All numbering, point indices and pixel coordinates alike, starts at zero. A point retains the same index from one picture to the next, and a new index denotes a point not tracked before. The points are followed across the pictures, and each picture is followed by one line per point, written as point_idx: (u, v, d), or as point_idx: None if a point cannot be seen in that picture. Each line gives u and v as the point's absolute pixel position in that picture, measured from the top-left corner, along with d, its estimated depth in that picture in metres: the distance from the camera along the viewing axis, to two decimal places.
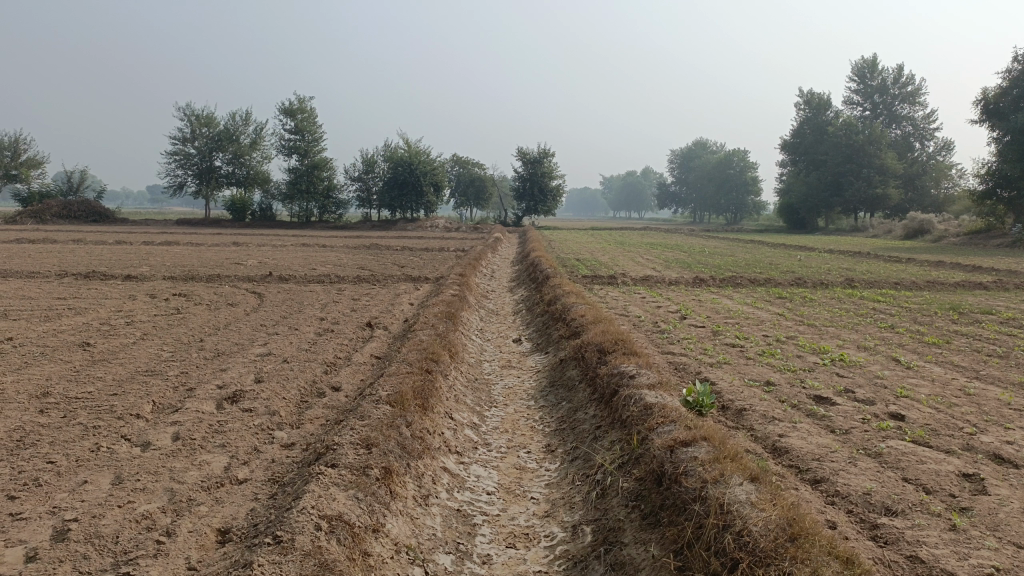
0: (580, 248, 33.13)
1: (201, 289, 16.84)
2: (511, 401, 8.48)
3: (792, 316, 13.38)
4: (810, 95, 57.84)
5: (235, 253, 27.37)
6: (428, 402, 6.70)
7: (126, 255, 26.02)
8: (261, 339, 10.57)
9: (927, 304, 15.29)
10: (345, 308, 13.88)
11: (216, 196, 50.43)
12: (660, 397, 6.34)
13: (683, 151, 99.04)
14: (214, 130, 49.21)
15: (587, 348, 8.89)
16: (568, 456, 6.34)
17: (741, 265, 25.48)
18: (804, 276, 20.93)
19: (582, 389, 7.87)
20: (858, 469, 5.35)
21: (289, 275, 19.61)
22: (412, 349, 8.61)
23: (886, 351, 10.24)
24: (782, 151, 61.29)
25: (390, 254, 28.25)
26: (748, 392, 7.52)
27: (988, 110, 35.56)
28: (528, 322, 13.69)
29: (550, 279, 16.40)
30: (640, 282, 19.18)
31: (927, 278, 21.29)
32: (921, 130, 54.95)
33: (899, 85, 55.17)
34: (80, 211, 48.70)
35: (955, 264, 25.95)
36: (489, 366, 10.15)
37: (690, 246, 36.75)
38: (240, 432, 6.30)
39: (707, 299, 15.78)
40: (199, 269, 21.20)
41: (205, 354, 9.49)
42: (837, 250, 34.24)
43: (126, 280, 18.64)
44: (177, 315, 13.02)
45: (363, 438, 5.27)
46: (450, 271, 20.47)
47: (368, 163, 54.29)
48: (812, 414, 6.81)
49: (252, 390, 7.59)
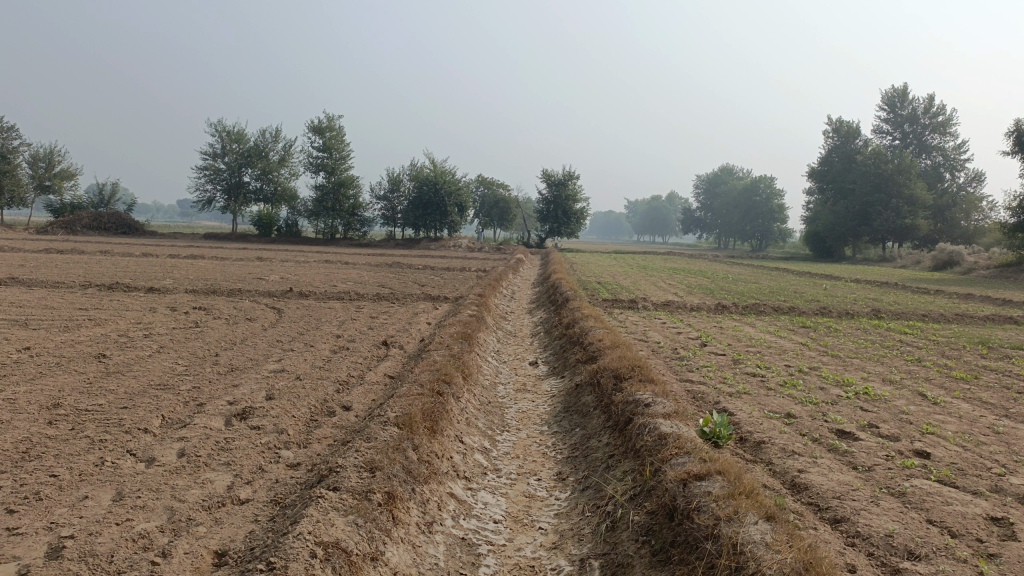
0: (602, 272, 32.91)
1: (220, 303, 16.90)
2: (525, 426, 8.32)
3: (815, 346, 13.13)
4: (839, 122, 57.41)
5: (258, 268, 27.56)
6: (438, 424, 6.58)
7: (151, 267, 26.29)
8: (275, 356, 10.52)
9: (955, 338, 14.94)
10: (362, 327, 13.83)
11: (243, 211, 51.00)
12: (676, 426, 6.16)
13: (709, 177, 98.62)
14: (243, 147, 49.91)
15: (602, 373, 8.72)
16: (579, 485, 6.17)
17: (765, 292, 25.13)
18: (829, 306, 20.58)
19: (596, 416, 7.70)
20: (880, 510, 5.13)
21: (309, 292, 19.66)
22: (426, 370, 8.50)
23: (911, 385, 9.96)
24: (808, 179, 60.76)
25: (411, 272, 28.30)
26: (767, 423, 7.30)
27: (1021, 142, 35.02)
28: (545, 346, 13.53)
29: (569, 302, 16.24)
30: (660, 307, 18.97)
31: (956, 311, 20.85)
32: (951, 161, 54.35)
33: (930, 115, 54.65)
34: (110, 224, 49.48)
35: (985, 298, 25.41)
36: (503, 389, 10.01)
37: (713, 272, 36.43)
38: (246, 450, 6.22)
39: (729, 326, 15.54)
40: (221, 283, 21.34)
41: (218, 369, 9.46)
42: (864, 279, 33.75)
43: (149, 292, 18.78)
44: (195, 328, 13.05)
45: (368, 461, 5.14)
46: (470, 290, 20.39)
47: (393, 182, 54.65)
48: (833, 449, 6.58)
49: (261, 407, 7.51)
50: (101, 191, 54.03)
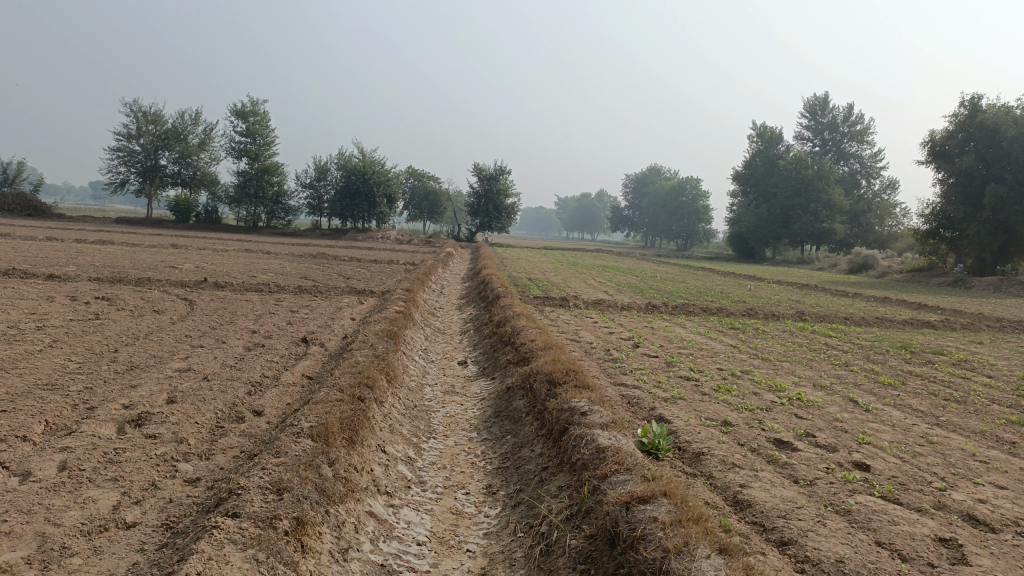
0: (531, 268, 32.59)
1: (128, 293, 15.78)
2: (452, 432, 7.82)
3: (746, 348, 13.04)
4: (763, 128, 58.73)
5: (172, 256, 26.13)
6: (357, 434, 6.02)
7: (54, 253, 24.59)
8: (183, 353, 9.72)
9: (879, 342, 15.17)
10: (281, 321, 13.07)
11: (159, 195, 48.67)
12: (614, 438, 5.78)
13: (637, 176, 99.89)
14: (161, 128, 47.63)
15: (535, 377, 8.30)
16: (510, 500, 5.73)
17: (693, 292, 25.24)
18: (756, 307, 20.76)
19: (528, 423, 7.28)
20: (828, 531, 4.85)
21: (226, 283, 18.63)
22: (347, 373, 7.91)
23: (843, 391, 9.88)
24: (732, 181, 62.00)
25: (336, 264, 27.40)
26: (706, 432, 6.99)
27: (935, 151, 36.31)
28: (475, 344, 13.08)
29: (500, 299, 15.83)
30: (591, 305, 18.72)
31: (876, 315, 21.38)
32: (867, 169, 56.19)
33: (849, 123, 56.41)
34: (14, 205, 46.54)
35: (901, 302, 26.23)
36: (430, 392, 9.47)
37: (643, 271, 36.57)
38: (139, 464, 5.54)
39: (660, 326, 15.37)
40: (131, 271, 20.05)
41: (116, 367, 8.63)
42: (786, 281, 34.53)
43: (48, 279, 17.46)
44: (96, 321, 12.05)
45: (275, 481, 4.55)
46: (398, 285, 19.70)
47: (320, 170, 53.09)
48: (774, 461, 6.33)
49: (160, 412, 6.78)
50: (5, 171, 50.74)
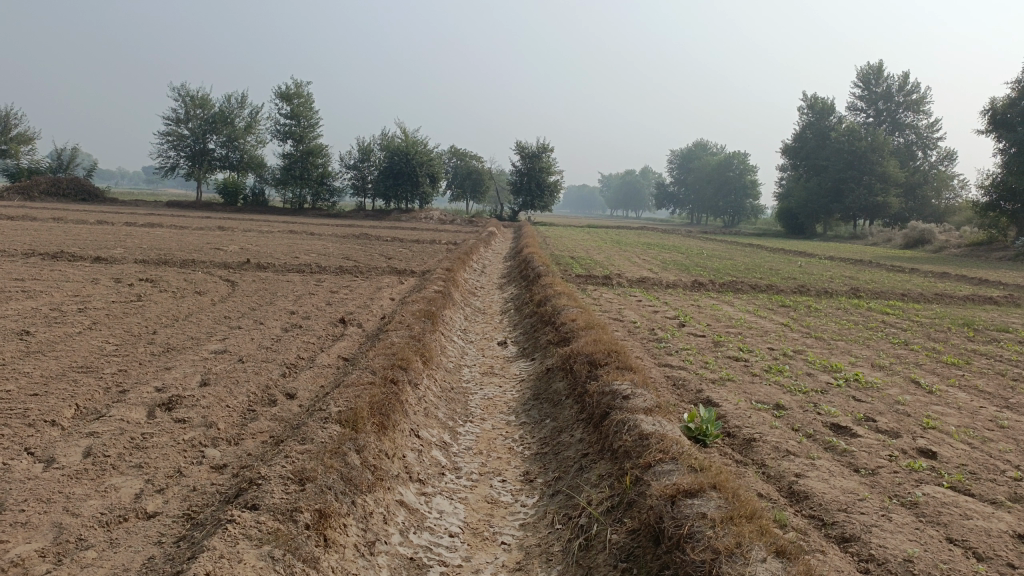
0: (573, 246, 32.12)
1: (172, 275, 15.85)
2: (490, 415, 7.56)
3: (798, 327, 12.50)
4: (813, 99, 56.86)
5: (217, 238, 26.31)
6: (388, 419, 5.77)
7: (102, 236, 24.94)
8: (220, 334, 9.61)
9: (939, 319, 14.45)
10: (320, 302, 12.94)
11: (208, 178, 49.26)
12: (659, 424, 5.43)
13: (682, 152, 98.25)
14: (208, 112, 48.12)
15: (576, 358, 7.97)
16: (548, 489, 5.43)
17: (741, 269, 24.57)
18: (807, 284, 20.03)
19: (568, 406, 6.97)
20: (894, 526, 4.44)
21: (268, 263, 18.60)
22: (381, 354, 7.68)
23: (903, 371, 9.33)
24: (782, 155, 60.35)
25: (378, 244, 27.32)
26: (757, 417, 6.57)
27: (996, 120, 34.81)
28: (515, 324, 12.77)
29: (541, 278, 15.49)
30: (635, 284, 18.28)
31: (935, 290, 20.46)
32: (923, 140, 54.10)
33: (904, 93, 54.30)
34: (69, 190, 47.60)
35: (961, 277, 25.14)
36: (468, 373, 9.21)
37: (689, 248, 35.85)
38: (166, 449, 5.39)
39: (707, 304, 14.89)
40: (176, 253, 20.20)
41: (152, 349, 8.55)
42: (838, 257, 33.45)
43: (95, 262, 17.64)
44: (138, 303, 12.06)
45: (298, 470, 4.32)
46: (438, 264, 19.48)
47: (363, 151, 53.10)
48: (832, 448, 5.91)
49: (191, 395, 6.64)
50: (59, 157, 51.84)
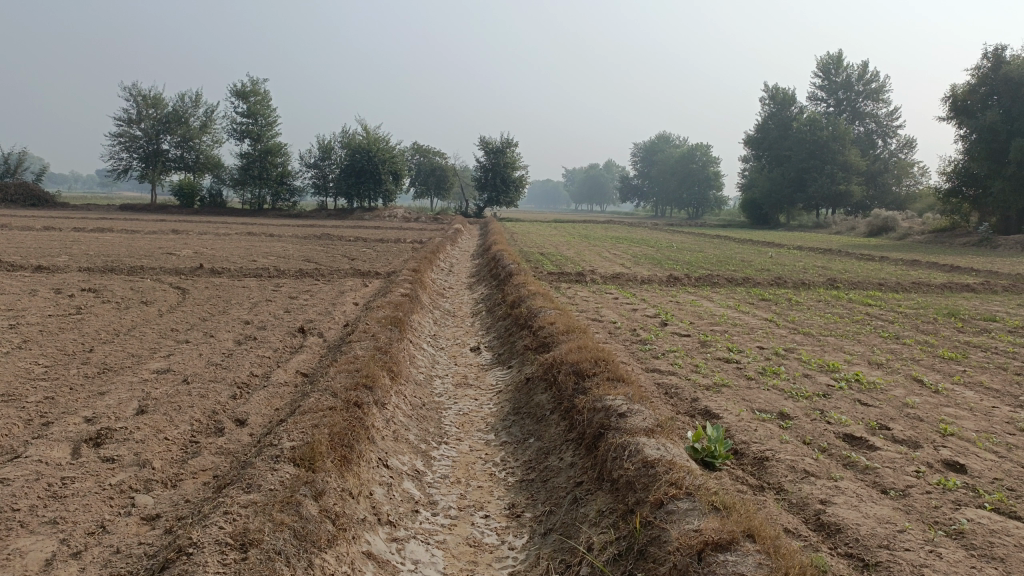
0: (542, 242, 31.40)
1: (117, 284, 14.81)
2: (467, 434, 6.83)
3: (784, 322, 11.95)
4: (775, 89, 56.79)
5: (171, 243, 25.09)
6: (352, 450, 5.00)
7: (48, 243, 23.58)
8: (165, 350, 8.74)
9: (923, 309, 14.01)
10: (278, 309, 12.07)
11: (163, 180, 47.60)
12: (664, 447, 4.74)
13: (646, 145, 98.29)
14: (161, 112, 46.49)
15: (559, 367, 7.28)
16: (539, 527, 4.72)
17: (712, 262, 24.08)
18: (783, 276, 19.58)
19: (555, 424, 6.29)
20: (948, 565, 3.80)
21: (223, 268, 17.62)
22: (343, 371, 6.90)
23: (903, 369, 8.77)
24: (744, 146, 60.22)
25: (342, 245, 26.35)
26: (764, 430, 5.92)
27: (956, 107, 34.87)
28: (487, 327, 12.02)
29: (513, 277, 14.76)
30: (609, 280, 17.62)
31: (911, 279, 20.13)
32: (883, 128, 54.36)
33: (864, 81, 54.55)
34: (17, 195, 45.67)
35: (932, 264, 24.91)
36: (440, 385, 8.46)
37: (657, 241, 35.40)
38: (88, 499, 4.55)
39: (685, 300, 14.27)
40: (124, 260, 19.12)
41: (86, 371, 7.66)
42: (806, 246, 33.24)
43: (36, 271, 16.51)
44: (77, 316, 11.08)
45: (240, 532, 3.55)
46: (405, 264, 18.68)
47: (324, 149, 51.77)
48: (853, 466, 5.28)
49: (123, 428, 5.78)
50: (6, 162, 49.75)
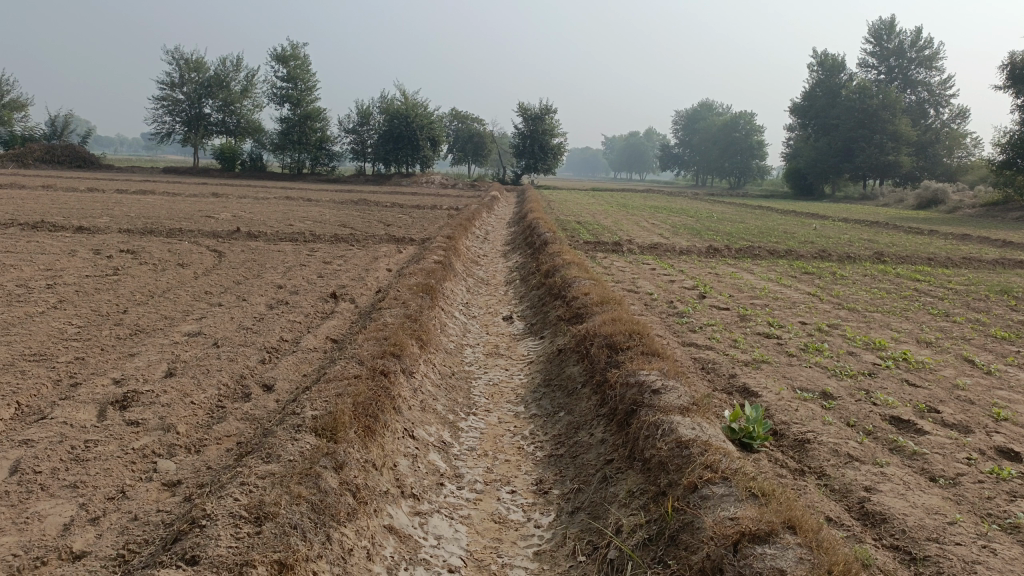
0: (580, 210, 31.00)
1: (155, 246, 14.90)
2: (496, 405, 6.69)
3: (827, 296, 11.55)
4: (824, 56, 54.98)
5: (210, 206, 25.26)
6: (376, 421, 4.87)
7: (90, 204, 23.90)
8: (197, 313, 8.73)
9: (974, 286, 13.46)
10: (311, 274, 12.04)
11: (205, 144, 48.01)
12: (699, 427, 4.52)
13: (688, 113, 96.46)
14: (203, 76, 46.74)
15: (592, 339, 7.08)
16: (566, 505, 4.55)
17: (753, 233, 23.51)
18: (827, 248, 19.03)
19: (586, 398, 6.11)
20: (1003, 562, 3.54)
21: (259, 232, 17.67)
22: (371, 339, 6.78)
23: (954, 348, 8.39)
24: (790, 115, 58.61)
25: (377, 210, 26.32)
26: (805, 410, 5.66)
27: (1015, 75, 33.38)
28: (521, 296, 11.83)
29: (548, 245, 14.52)
30: (646, 250, 17.28)
31: (961, 254, 19.38)
32: (936, 97, 52.41)
33: (917, 48, 52.52)
34: (64, 156, 46.47)
35: (983, 239, 24.01)
36: (470, 354, 8.32)
37: (697, 211, 34.72)
38: (110, 463, 4.50)
39: (725, 273, 13.91)
40: (163, 222, 19.27)
41: (118, 332, 7.66)
42: (851, 219, 32.29)
43: (78, 232, 16.71)
44: (113, 277, 11.15)
45: (256, 505, 3.45)
46: (439, 231, 18.54)
47: (362, 114, 51.68)
48: (900, 451, 5.01)
49: (149, 391, 5.74)
50: (53, 124, 50.57)
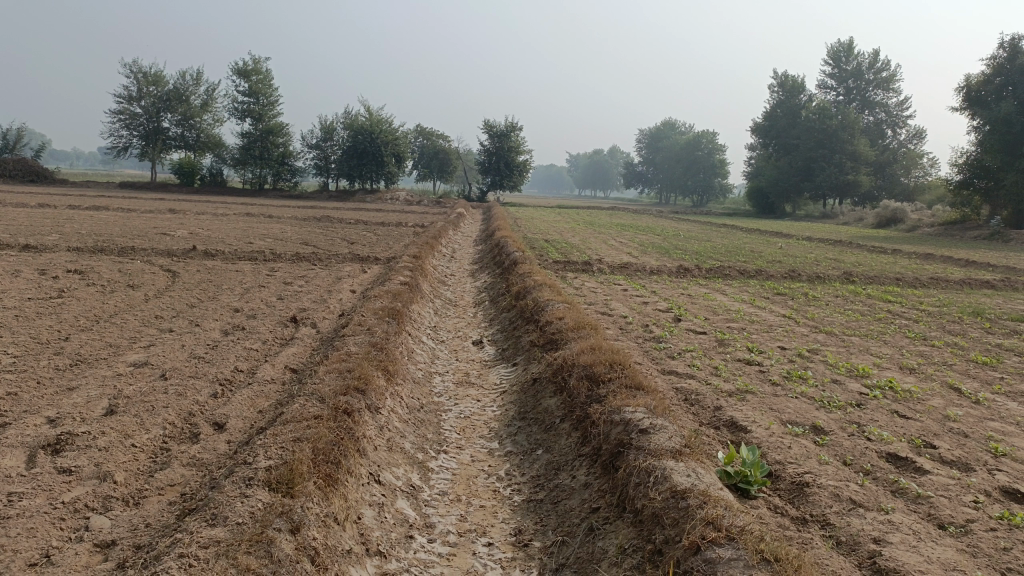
0: (547, 228, 30.74)
1: (105, 265, 14.19)
2: (469, 441, 6.24)
3: (804, 319, 11.33)
4: (784, 77, 55.78)
5: (167, 222, 24.44)
6: (338, 467, 4.40)
7: (40, 220, 22.94)
8: (145, 341, 8.13)
9: (946, 308, 13.38)
10: (270, 296, 11.48)
11: (163, 158, 46.90)
12: (695, 474, 4.14)
13: (651, 132, 97.35)
14: (162, 89, 45.72)
15: (570, 369, 6.69)
16: (549, 561, 4.14)
17: (721, 252, 23.43)
18: (796, 268, 18.96)
19: (566, 434, 5.71)
20: None
21: (217, 250, 17.02)
22: (333, 371, 6.29)
23: (938, 375, 8.14)
24: (752, 134, 59.28)
25: (341, 228, 25.73)
26: (799, 448, 5.31)
27: (970, 97, 34.04)
28: (490, 319, 11.40)
29: (517, 265, 14.13)
30: (616, 270, 16.99)
31: (927, 273, 19.46)
32: (893, 118, 53.44)
33: (875, 70, 53.58)
34: (16, 170, 45.02)
35: (946, 258, 24.23)
36: (440, 384, 7.87)
37: (664, 229, 34.68)
38: (34, 521, 3.95)
39: (698, 294, 13.66)
40: (116, 239, 18.48)
41: (57, 363, 7.06)
42: (815, 237, 32.52)
43: (24, 250, 15.90)
44: (58, 300, 10.49)
45: None
46: (405, 250, 18.07)
47: (326, 130, 51.01)
48: (902, 494, 4.69)
49: (86, 432, 5.18)
50: (5, 137, 49.02)
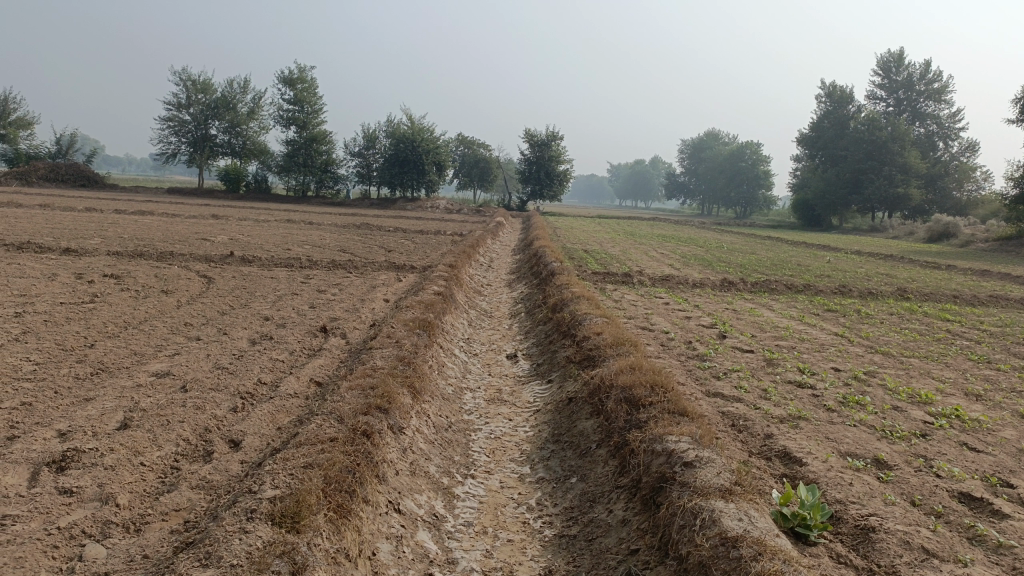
0: (587, 238, 30.23)
1: (142, 270, 14.13)
2: (498, 466, 5.85)
3: (858, 338, 10.70)
4: (832, 86, 54.47)
5: (208, 228, 24.51)
6: (354, 497, 4.05)
7: (86, 224, 23.18)
8: (170, 350, 7.90)
9: (1011, 328, 12.57)
10: (302, 304, 11.24)
11: (210, 165, 47.51)
12: (746, 518, 3.69)
13: (694, 143, 96.18)
14: (210, 97, 46.35)
15: (607, 390, 6.25)
16: None
17: (767, 265, 22.68)
18: (846, 283, 18.17)
19: (603, 462, 5.27)
20: None
21: (254, 256, 16.92)
22: (355, 388, 5.95)
23: (1008, 404, 7.50)
24: (798, 145, 58.01)
25: (380, 235, 25.56)
26: (863, 486, 4.80)
27: None
28: (526, 332, 10.99)
29: (555, 276, 13.72)
30: (657, 282, 16.45)
31: (986, 291, 18.50)
32: (945, 129, 51.75)
33: (926, 81, 52.02)
34: (68, 175, 46.02)
35: (1004, 275, 23.08)
36: (470, 400, 7.50)
37: (707, 240, 33.93)
38: (25, 549, 3.66)
39: (743, 309, 13.09)
40: (157, 244, 18.53)
41: (78, 372, 6.86)
42: (864, 251, 31.38)
43: (64, 254, 15.98)
44: (90, 305, 10.37)
45: None
46: (441, 259, 17.78)
47: (368, 138, 51.28)
48: (982, 542, 4.17)
49: (94, 448, 4.91)
50: (60, 142, 50.17)
